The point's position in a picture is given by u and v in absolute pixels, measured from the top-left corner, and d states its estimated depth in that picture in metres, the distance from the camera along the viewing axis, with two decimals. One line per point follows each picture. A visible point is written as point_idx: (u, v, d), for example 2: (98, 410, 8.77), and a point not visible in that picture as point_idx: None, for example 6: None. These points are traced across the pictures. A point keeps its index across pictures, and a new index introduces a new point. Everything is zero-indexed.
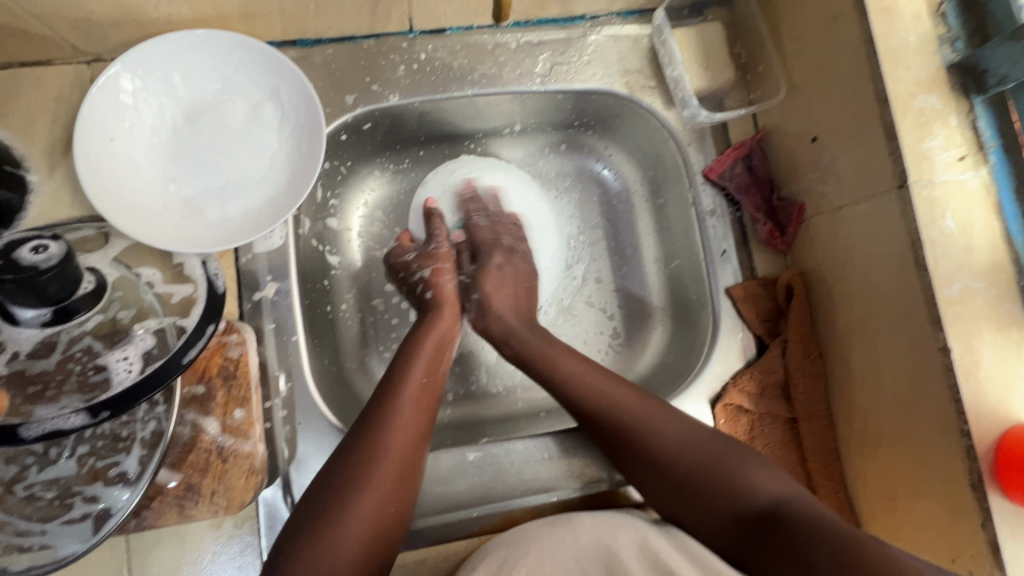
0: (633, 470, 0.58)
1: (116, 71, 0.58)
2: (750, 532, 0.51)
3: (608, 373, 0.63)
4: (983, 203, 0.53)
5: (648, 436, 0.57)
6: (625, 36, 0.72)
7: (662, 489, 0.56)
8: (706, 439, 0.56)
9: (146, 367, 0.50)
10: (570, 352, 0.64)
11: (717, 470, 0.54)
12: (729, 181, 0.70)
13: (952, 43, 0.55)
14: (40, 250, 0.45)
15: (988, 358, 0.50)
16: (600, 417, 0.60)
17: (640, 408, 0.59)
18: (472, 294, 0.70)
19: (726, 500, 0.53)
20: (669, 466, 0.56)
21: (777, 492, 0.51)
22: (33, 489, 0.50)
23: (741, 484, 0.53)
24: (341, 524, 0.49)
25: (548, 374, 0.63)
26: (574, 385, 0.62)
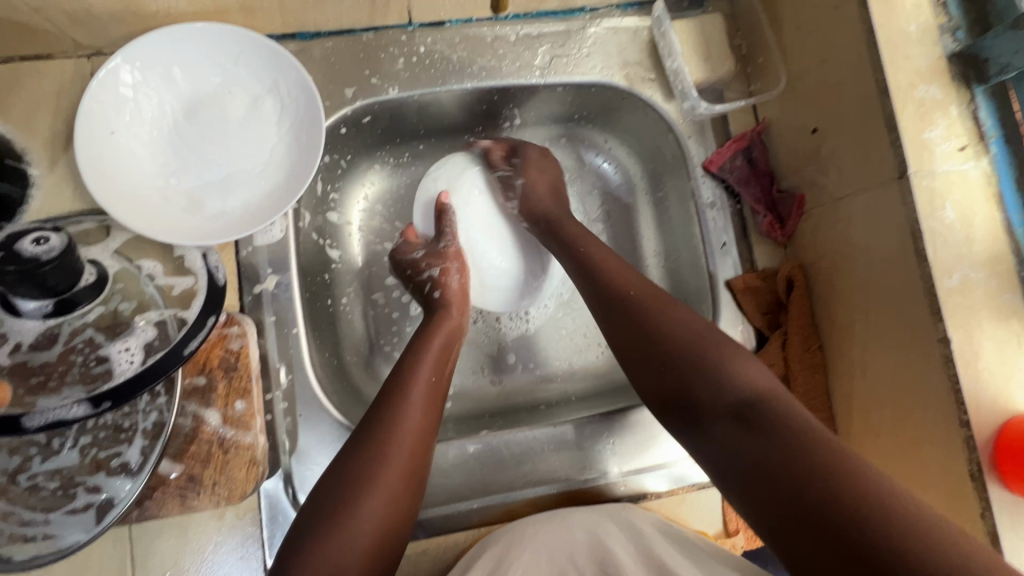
0: (627, 346, 0.56)
1: (116, 65, 0.58)
2: (720, 418, 0.48)
3: (623, 262, 0.62)
4: (984, 194, 0.52)
5: (652, 314, 0.56)
6: (624, 28, 0.72)
7: (649, 367, 0.54)
8: (708, 330, 0.53)
9: (148, 358, 0.50)
10: (595, 243, 0.64)
11: (707, 357, 0.51)
12: (729, 173, 0.70)
13: (952, 34, 0.55)
14: (41, 242, 0.45)
15: (988, 349, 0.50)
16: (608, 294, 0.59)
17: (647, 296, 0.57)
18: (515, 180, 0.71)
19: (706, 387, 0.50)
20: (662, 343, 0.54)
21: (760, 387, 0.48)
22: (36, 480, 0.50)
23: (725, 374, 0.49)
24: (348, 518, 0.49)
25: (575, 254, 0.63)
26: (591, 264, 0.62)
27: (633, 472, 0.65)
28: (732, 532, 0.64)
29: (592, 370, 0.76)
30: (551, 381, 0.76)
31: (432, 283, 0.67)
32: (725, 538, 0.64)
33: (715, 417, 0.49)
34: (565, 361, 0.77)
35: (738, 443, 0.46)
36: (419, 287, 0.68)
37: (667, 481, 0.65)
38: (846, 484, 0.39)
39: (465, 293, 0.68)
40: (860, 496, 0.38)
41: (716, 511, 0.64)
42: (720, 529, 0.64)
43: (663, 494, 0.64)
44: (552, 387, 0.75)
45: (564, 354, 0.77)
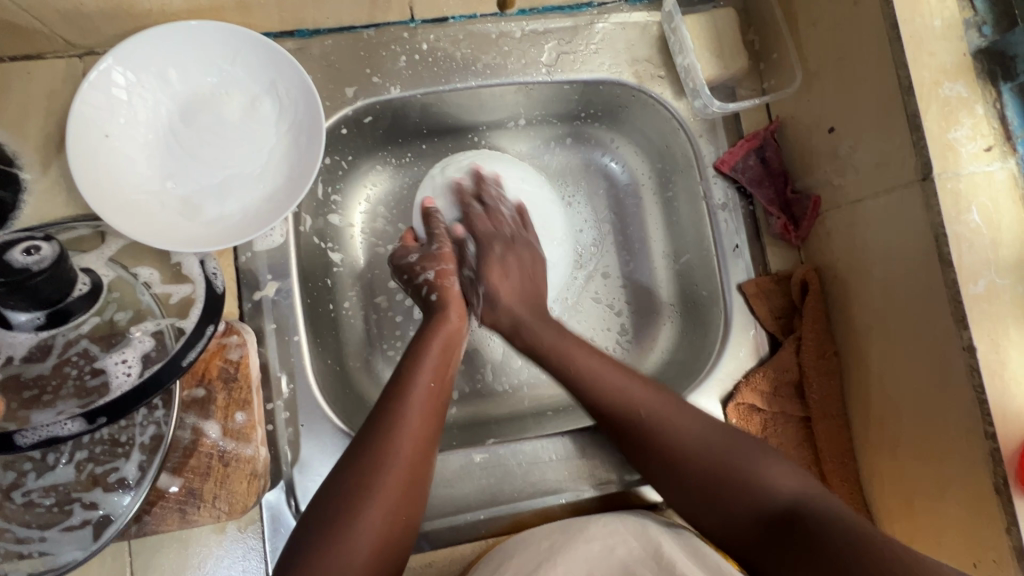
0: (651, 472, 0.57)
1: (108, 65, 0.56)
2: (770, 530, 0.49)
3: (622, 367, 0.61)
4: (1010, 195, 0.50)
5: (669, 433, 0.56)
6: (634, 23, 0.70)
7: (679, 488, 0.55)
8: (725, 436, 0.55)
9: (145, 370, 0.49)
10: (582, 346, 0.62)
11: (734, 468, 0.53)
12: (741, 173, 0.68)
13: (979, 28, 0.52)
14: (31, 252, 0.43)
15: (1014, 358, 0.48)
16: (619, 415, 0.58)
17: (654, 409, 0.57)
18: (479, 285, 0.67)
19: (745, 502, 0.51)
20: (687, 463, 0.54)
21: (797, 490, 0.50)
22: (31, 496, 0.49)
23: (758, 482, 0.51)
24: (352, 532, 0.47)
25: (568, 368, 0.61)
26: (582, 381, 0.60)
27: (644, 479, 0.64)
28: None
29: None
30: (559, 387, 0.74)
31: (428, 287, 0.65)
32: None
33: (763, 526, 0.50)
34: None
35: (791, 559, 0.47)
36: (416, 291, 0.66)
37: None
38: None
39: (464, 297, 0.66)
40: None
41: None
42: None
43: None
44: (559, 392, 0.74)
45: None
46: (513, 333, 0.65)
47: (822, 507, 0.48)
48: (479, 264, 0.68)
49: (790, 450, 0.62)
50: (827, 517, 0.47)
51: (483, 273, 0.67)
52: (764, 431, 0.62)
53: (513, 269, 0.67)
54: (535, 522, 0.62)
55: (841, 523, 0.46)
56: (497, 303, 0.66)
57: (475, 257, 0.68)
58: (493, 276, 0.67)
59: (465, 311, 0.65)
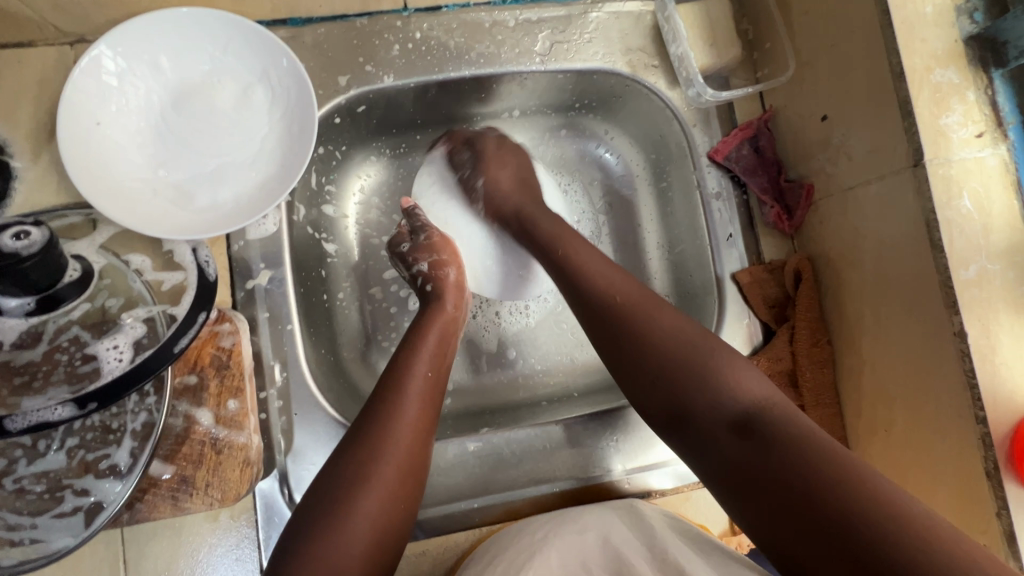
0: (615, 357, 0.54)
1: (98, 51, 0.55)
2: (721, 430, 0.46)
3: (610, 264, 0.59)
4: (1001, 181, 0.50)
5: (643, 320, 0.53)
6: (627, 13, 0.70)
7: (638, 375, 0.52)
8: (699, 333, 0.52)
9: (137, 356, 0.48)
10: (573, 240, 0.61)
11: (702, 364, 0.49)
12: (735, 163, 0.68)
13: (970, 15, 0.52)
14: (21, 237, 0.42)
15: (1005, 343, 0.48)
16: (595, 302, 0.56)
17: (634, 299, 0.54)
18: (477, 179, 0.71)
19: (705, 398, 0.48)
20: (653, 352, 0.51)
21: (761, 396, 0.47)
22: (22, 482, 0.49)
23: (723, 383, 0.48)
24: (348, 521, 0.47)
25: (559, 260, 0.60)
26: (569, 270, 0.59)
27: (638, 469, 0.64)
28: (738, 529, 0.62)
29: (594, 366, 0.75)
30: (554, 378, 0.74)
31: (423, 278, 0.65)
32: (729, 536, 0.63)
33: (714, 425, 0.47)
34: (566, 357, 0.75)
35: (744, 459, 0.44)
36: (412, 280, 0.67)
37: (671, 479, 0.64)
38: (852, 494, 0.39)
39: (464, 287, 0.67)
40: (875, 518, 0.38)
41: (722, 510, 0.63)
42: (725, 528, 0.63)
43: (667, 492, 0.63)
44: (554, 383, 0.74)
45: (565, 349, 0.75)
46: (515, 216, 0.67)
47: (782, 413, 0.45)
48: (477, 150, 0.72)
49: None
50: (782, 427, 0.44)
51: (478, 166, 0.71)
52: None
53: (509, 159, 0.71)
54: (529, 510, 0.62)
55: (797, 433, 0.44)
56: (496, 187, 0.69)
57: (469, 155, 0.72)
58: (490, 166, 0.70)
59: (460, 299, 0.65)
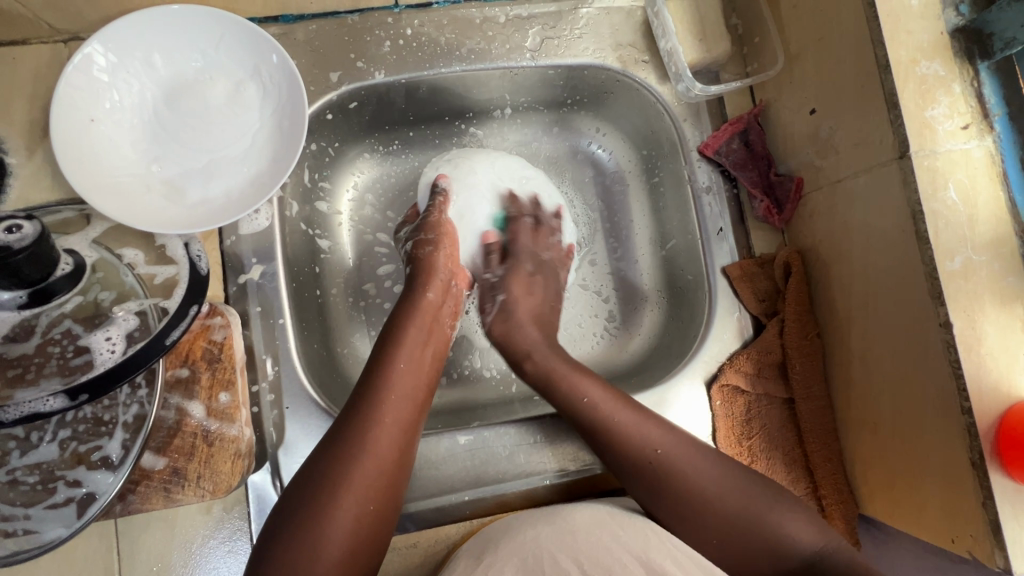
0: (665, 521, 0.55)
1: (91, 47, 0.56)
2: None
3: (635, 410, 0.58)
4: (987, 173, 0.51)
5: (687, 485, 0.54)
6: (618, 9, 0.70)
7: (697, 533, 0.54)
8: (742, 485, 0.55)
9: (129, 348, 0.48)
10: (595, 387, 0.59)
11: (760, 518, 0.53)
12: (724, 157, 0.68)
13: (956, 6, 0.53)
14: (13, 230, 0.43)
15: (991, 333, 0.49)
16: (633, 463, 0.56)
17: (671, 462, 0.55)
18: (497, 293, 0.69)
19: (770, 554, 0.52)
20: (707, 508, 0.54)
21: (818, 545, 0.52)
22: (15, 474, 0.49)
23: (783, 536, 0.52)
24: (329, 512, 0.47)
25: (584, 411, 0.58)
26: (603, 427, 0.57)
27: None
28: None
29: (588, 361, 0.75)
30: None
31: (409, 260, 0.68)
32: None
33: None
34: None
35: None
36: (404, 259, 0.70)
37: None
38: None
39: (454, 268, 0.67)
40: None
41: None
42: None
43: None
44: None
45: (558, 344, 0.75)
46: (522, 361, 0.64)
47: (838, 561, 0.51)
48: (506, 272, 0.70)
49: (774, 430, 0.63)
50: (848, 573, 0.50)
51: (506, 281, 0.69)
52: (747, 413, 0.63)
53: (530, 286, 0.69)
54: (520, 504, 0.62)
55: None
56: (512, 314, 0.67)
57: (502, 264, 0.70)
58: (516, 286, 0.69)
59: (445, 287, 0.65)
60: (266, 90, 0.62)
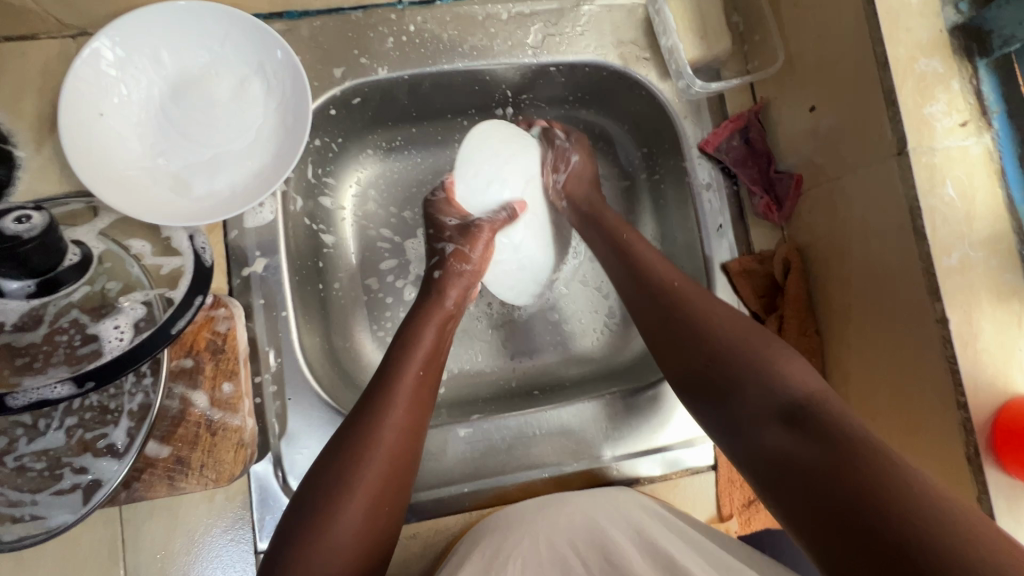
0: (665, 346, 0.55)
1: (98, 43, 0.57)
2: (770, 421, 0.46)
3: (665, 259, 0.61)
4: (984, 170, 0.51)
5: (696, 312, 0.55)
6: (619, 6, 0.71)
7: (691, 363, 0.53)
8: (749, 325, 0.52)
9: (136, 337, 0.49)
10: (636, 234, 0.65)
11: (750, 355, 0.50)
12: (725, 154, 0.68)
13: (955, 5, 0.53)
14: (22, 220, 0.43)
15: (987, 329, 0.49)
16: (654, 287, 0.58)
17: (689, 291, 0.57)
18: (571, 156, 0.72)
19: (751, 387, 0.48)
20: (704, 334, 0.53)
21: (806, 387, 0.46)
22: (23, 460, 0.50)
23: (771, 372, 0.48)
24: (338, 514, 0.47)
25: (623, 244, 0.64)
26: (637, 263, 0.61)
27: (627, 455, 0.64)
28: (725, 516, 0.63)
29: (588, 355, 0.75)
30: (546, 366, 0.75)
31: (439, 262, 0.66)
32: (717, 523, 0.63)
33: (762, 411, 0.47)
34: (559, 347, 0.76)
35: (786, 442, 0.45)
36: (433, 253, 0.68)
37: (659, 466, 0.64)
38: (884, 472, 0.39)
39: (473, 283, 0.67)
40: (916, 505, 0.37)
41: (708, 497, 0.63)
42: (713, 514, 0.63)
43: (655, 479, 0.64)
44: (547, 373, 0.74)
45: (558, 339, 0.76)
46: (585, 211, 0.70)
47: (828, 403, 0.45)
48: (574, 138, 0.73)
49: None
50: (828, 416, 0.44)
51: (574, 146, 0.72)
52: None
53: (592, 154, 0.73)
54: (518, 495, 0.63)
55: (837, 422, 0.43)
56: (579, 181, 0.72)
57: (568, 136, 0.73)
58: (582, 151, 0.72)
59: (463, 293, 0.65)
60: (270, 83, 0.62)
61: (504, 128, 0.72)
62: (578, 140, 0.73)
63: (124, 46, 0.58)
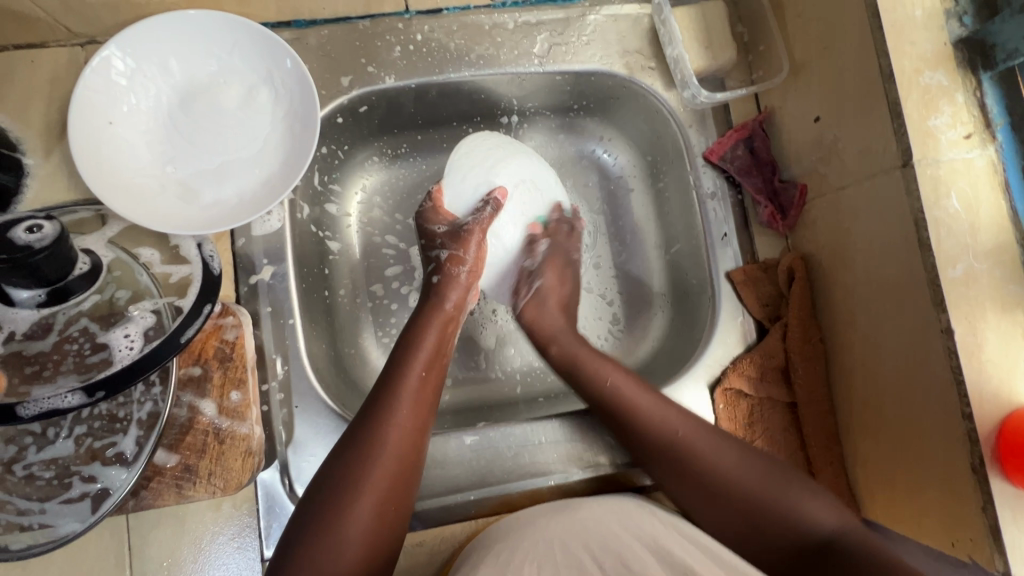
0: (684, 496, 0.57)
1: (108, 52, 0.57)
2: (812, 562, 0.51)
3: (654, 393, 0.61)
4: (988, 182, 0.51)
5: (708, 465, 0.57)
6: (625, 16, 0.71)
7: (718, 512, 0.56)
8: (761, 466, 0.56)
9: (146, 345, 0.49)
10: (616, 370, 0.63)
11: (777, 502, 0.54)
12: (730, 163, 0.69)
13: (959, 18, 0.53)
14: (34, 230, 0.44)
15: (991, 340, 0.49)
16: (655, 449, 0.58)
17: (694, 434, 0.58)
18: (536, 278, 0.70)
19: (785, 534, 0.53)
20: (725, 489, 0.56)
21: (834, 524, 0.52)
22: (31, 469, 0.50)
23: (799, 513, 0.53)
24: (346, 516, 0.48)
25: (608, 393, 0.61)
26: (629, 408, 0.60)
27: (633, 463, 0.65)
28: None
29: None
30: (551, 374, 0.75)
31: (436, 268, 0.66)
32: None
33: (802, 558, 0.52)
34: None
35: None
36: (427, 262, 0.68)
37: None
38: None
39: (473, 285, 0.66)
40: None
41: None
42: None
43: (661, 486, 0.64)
44: (552, 380, 0.74)
45: None
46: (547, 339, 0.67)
47: (857, 538, 0.51)
48: (543, 260, 0.70)
49: (776, 433, 0.64)
50: (862, 548, 0.50)
51: (543, 266, 0.70)
52: (749, 416, 0.64)
53: (563, 276, 0.70)
54: (524, 503, 0.63)
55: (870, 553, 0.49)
56: (546, 301, 0.69)
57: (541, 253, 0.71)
58: (551, 274, 0.70)
59: (465, 294, 0.65)
60: (278, 91, 0.63)
61: (487, 140, 0.72)
62: (548, 260, 0.70)
63: (134, 54, 0.58)
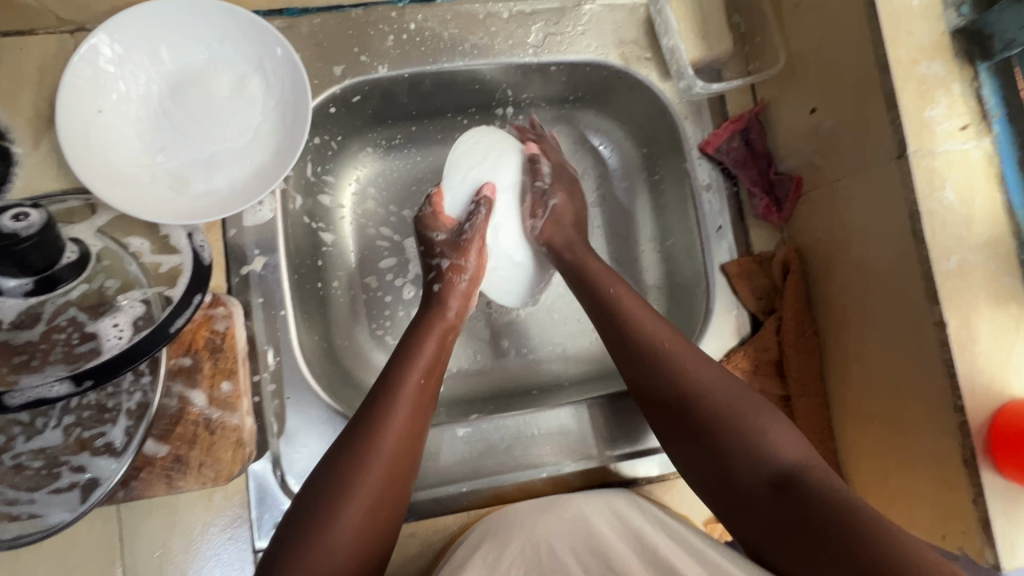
0: (659, 415, 0.54)
1: (96, 39, 0.56)
2: (764, 493, 0.47)
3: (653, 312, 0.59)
4: (984, 174, 0.51)
5: (686, 371, 0.53)
6: (621, 5, 0.70)
7: (682, 429, 0.53)
8: (739, 390, 0.53)
9: (135, 335, 0.49)
10: (620, 282, 0.61)
11: (744, 423, 0.50)
12: (725, 155, 0.68)
13: (957, 8, 0.53)
14: (20, 218, 0.43)
15: (985, 333, 0.49)
16: (638, 351, 0.56)
17: (678, 345, 0.55)
18: (550, 199, 0.69)
19: (744, 459, 0.49)
20: (695, 403, 0.52)
21: (798, 459, 0.48)
22: (20, 459, 0.50)
23: (762, 440, 0.49)
24: (336, 517, 0.48)
25: (606, 300, 0.60)
26: (619, 315, 0.58)
27: (626, 456, 0.64)
28: None
29: (587, 355, 0.75)
30: (546, 366, 0.75)
31: (437, 276, 0.65)
32: (714, 524, 0.63)
33: (757, 487, 0.48)
34: (558, 346, 0.76)
35: (782, 520, 0.46)
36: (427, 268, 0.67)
37: (657, 467, 0.64)
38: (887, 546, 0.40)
39: (473, 294, 0.66)
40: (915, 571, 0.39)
41: None
42: (709, 515, 0.63)
43: (653, 479, 0.64)
44: (546, 373, 0.74)
45: (557, 338, 0.76)
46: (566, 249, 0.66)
47: (821, 477, 0.46)
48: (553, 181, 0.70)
49: None
50: (823, 488, 0.45)
51: (555, 189, 0.69)
52: None
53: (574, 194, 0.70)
54: (516, 495, 0.63)
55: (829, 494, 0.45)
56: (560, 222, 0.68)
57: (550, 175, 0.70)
58: (563, 197, 0.69)
59: (465, 299, 0.65)
60: (269, 80, 0.62)
61: (485, 132, 0.71)
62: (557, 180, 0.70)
63: (123, 42, 0.58)
